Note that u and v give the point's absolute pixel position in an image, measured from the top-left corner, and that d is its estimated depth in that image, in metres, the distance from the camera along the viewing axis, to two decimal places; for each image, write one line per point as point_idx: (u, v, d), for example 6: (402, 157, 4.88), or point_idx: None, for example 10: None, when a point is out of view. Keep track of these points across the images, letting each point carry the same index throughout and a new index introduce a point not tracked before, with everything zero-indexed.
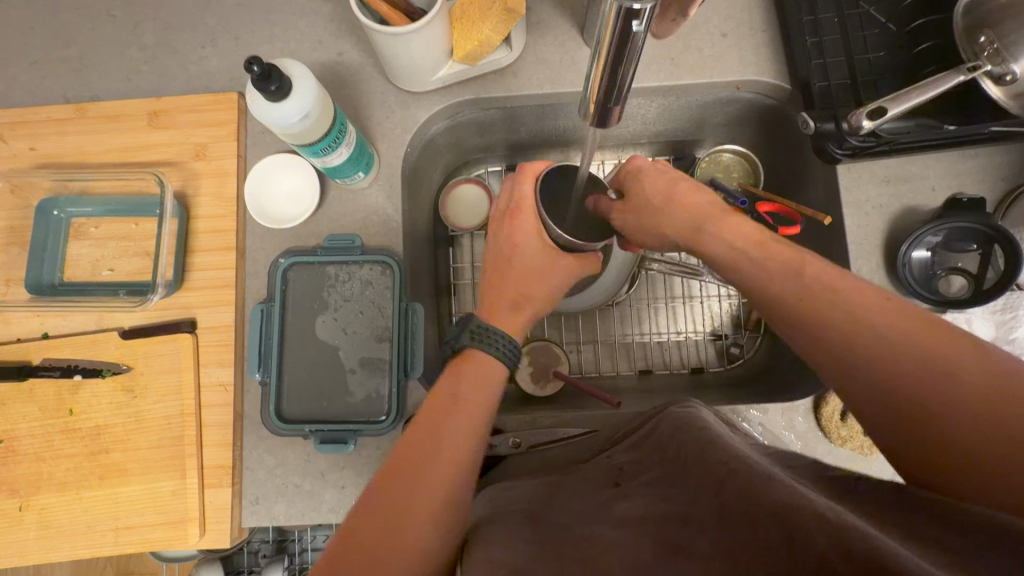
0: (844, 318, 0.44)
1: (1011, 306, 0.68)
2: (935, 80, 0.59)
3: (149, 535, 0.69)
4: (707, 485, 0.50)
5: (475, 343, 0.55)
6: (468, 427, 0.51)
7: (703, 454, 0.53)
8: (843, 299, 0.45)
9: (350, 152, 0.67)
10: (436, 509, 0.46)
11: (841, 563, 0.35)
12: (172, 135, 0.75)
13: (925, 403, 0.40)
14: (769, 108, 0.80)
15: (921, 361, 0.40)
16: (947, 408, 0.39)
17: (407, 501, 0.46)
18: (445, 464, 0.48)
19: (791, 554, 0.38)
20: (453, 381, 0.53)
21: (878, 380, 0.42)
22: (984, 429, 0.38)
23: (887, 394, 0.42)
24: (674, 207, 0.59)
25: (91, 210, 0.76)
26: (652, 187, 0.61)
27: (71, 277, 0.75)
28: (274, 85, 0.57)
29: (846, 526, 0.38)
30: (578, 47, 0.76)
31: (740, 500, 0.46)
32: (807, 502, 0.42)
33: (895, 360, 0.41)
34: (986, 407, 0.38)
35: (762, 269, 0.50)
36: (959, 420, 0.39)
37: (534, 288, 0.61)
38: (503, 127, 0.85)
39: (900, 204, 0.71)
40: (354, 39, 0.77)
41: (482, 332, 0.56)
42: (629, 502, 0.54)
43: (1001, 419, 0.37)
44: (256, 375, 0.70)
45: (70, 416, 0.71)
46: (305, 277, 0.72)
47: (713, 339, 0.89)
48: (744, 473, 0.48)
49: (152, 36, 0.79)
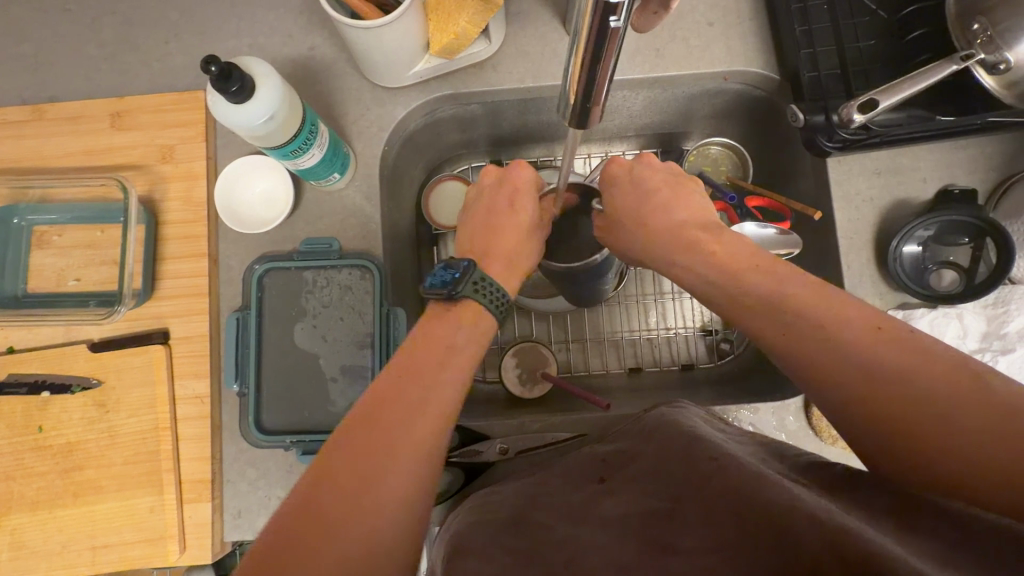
0: (815, 324, 0.43)
1: (1003, 301, 0.66)
2: (926, 70, 0.57)
3: (128, 553, 0.67)
4: (694, 483, 0.49)
5: (472, 289, 0.53)
6: (458, 378, 0.48)
7: (690, 451, 0.52)
8: (809, 307, 0.44)
9: (323, 153, 0.64)
10: (422, 453, 0.43)
11: (832, 564, 0.34)
12: (136, 137, 0.72)
13: (905, 405, 0.38)
14: (757, 99, 0.78)
15: (897, 361, 0.39)
16: (927, 408, 0.37)
17: (366, 486, 0.40)
18: (433, 406, 0.45)
19: (780, 556, 0.37)
20: (446, 329, 0.51)
21: (854, 386, 0.40)
22: (964, 424, 0.36)
23: (864, 398, 0.40)
24: (659, 220, 0.55)
25: (54, 217, 0.72)
26: (625, 198, 0.57)
27: (34, 288, 0.71)
28: (234, 85, 0.54)
29: (838, 527, 0.36)
30: (560, 38, 0.73)
31: (729, 499, 0.45)
32: (796, 499, 0.41)
33: (879, 366, 0.40)
34: (965, 402, 0.36)
35: (734, 291, 0.49)
36: (950, 427, 0.37)
37: (516, 245, 0.59)
38: (485, 122, 0.82)
39: (891, 196, 0.69)
40: (325, 33, 0.74)
41: (488, 286, 0.54)
42: (616, 503, 0.53)
43: (982, 414, 0.36)
44: (233, 387, 0.68)
45: (39, 433, 0.69)
46: (281, 282, 0.69)
47: (703, 334, 0.88)
48: (732, 470, 0.47)
49: (111, 32, 0.75)
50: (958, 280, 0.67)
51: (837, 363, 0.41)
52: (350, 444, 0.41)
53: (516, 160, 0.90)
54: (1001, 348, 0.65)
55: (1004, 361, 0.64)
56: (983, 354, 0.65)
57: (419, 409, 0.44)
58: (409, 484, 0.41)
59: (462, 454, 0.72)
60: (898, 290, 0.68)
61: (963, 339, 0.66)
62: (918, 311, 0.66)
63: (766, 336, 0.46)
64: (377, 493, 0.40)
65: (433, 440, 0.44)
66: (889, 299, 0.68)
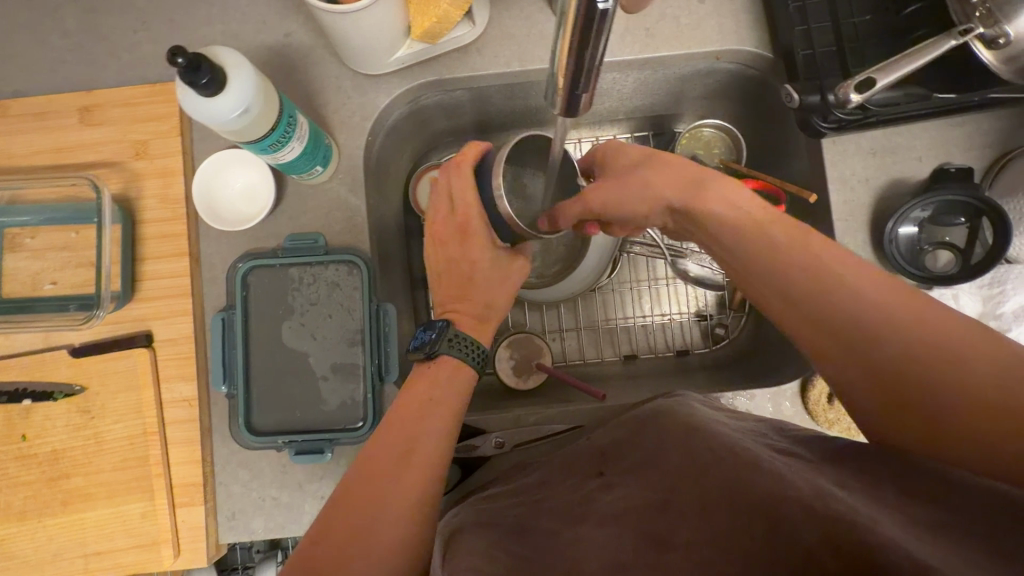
0: (845, 292, 0.43)
1: (999, 281, 0.66)
2: (923, 47, 0.56)
3: (121, 559, 0.66)
4: (685, 473, 0.48)
5: (450, 351, 0.56)
6: (443, 432, 0.52)
7: (684, 440, 0.51)
8: (841, 276, 0.43)
9: (304, 145, 0.61)
10: (410, 503, 0.46)
11: (828, 556, 0.34)
12: (108, 133, 0.69)
13: (910, 369, 0.40)
14: (751, 78, 0.76)
15: (924, 330, 0.40)
16: (945, 378, 0.39)
17: (362, 536, 0.44)
18: (419, 462, 0.49)
19: (769, 549, 0.37)
20: (430, 386, 0.54)
21: (867, 350, 0.42)
22: (978, 393, 0.38)
23: (881, 365, 0.41)
24: (663, 163, 0.54)
25: (26, 219, 0.69)
26: (630, 155, 0.56)
27: (10, 293, 0.69)
28: (204, 78, 0.51)
29: (835, 510, 0.36)
30: (546, 19, 0.71)
31: (719, 488, 0.44)
32: (787, 487, 0.40)
33: (887, 328, 0.41)
34: (971, 366, 0.38)
35: (748, 254, 0.48)
36: (951, 392, 0.38)
37: (494, 296, 0.62)
38: (472, 109, 0.80)
39: (887, 176, 0.68)
40: (301, 18, 0.71)
41: (461, 341, 0.57)
42: (611, 494, 0.51)
43: (997, 384, 0.37)
44: (221, 389, 0.66)
45: (24, 442, 0.67)
46: (266, 281, 0.67)
47: (697, 319, 0.87)
48: (721, 461, 0.46)
49: (75, 22, 0.71)
50: (953, 260, 0.66)
51: (848, 326, 0.42)
52: (349, 493, 0.47)
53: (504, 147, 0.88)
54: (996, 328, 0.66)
55: None
56: None
57: (405, 464, 0.48)
58: (402, 530, 0.46)
59: (458, 450, 0.71)
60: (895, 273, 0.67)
61: None
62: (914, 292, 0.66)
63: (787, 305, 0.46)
64: (366, 542, 0.44)
65: (420, 488, 0.48)
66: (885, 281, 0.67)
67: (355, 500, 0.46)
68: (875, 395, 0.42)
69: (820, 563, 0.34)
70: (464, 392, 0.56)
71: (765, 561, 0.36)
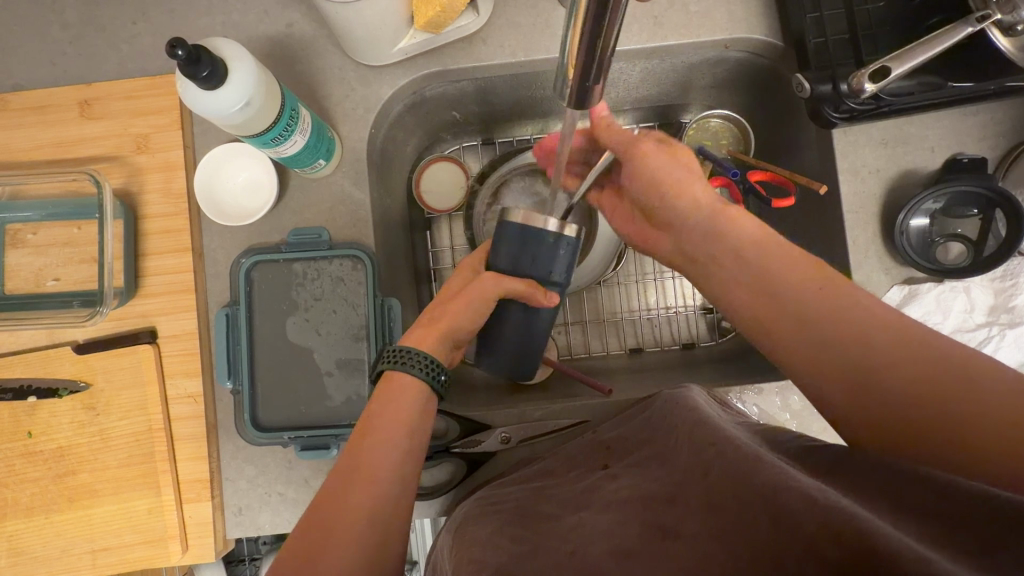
0: (786, 304, 0.44)
1: (1011, 274, 0.66)
2: (940, 34, 0.54)
3: (128, 554, 0.66)
4: (694, 465, 0.47)
5: (392, 364, 0.53)
6: (395, 445, 0.48)
7: (692, 434, 0.50)
8: (786, 261, 0.46)
9: (307, 139, 0.61)
10: (360, 527, 0.44)
11: (831, 548, 0.33)
12: (108, 126, 0.68)
13: (854, 359, 0.40)
14: (760, 68, 0.74)
15: (852, 337, 0.40)
16: (872, 390, 0.39)
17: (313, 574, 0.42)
18: (370, 482, 0.46)
19: (775, 534, 0.37)
20: (378, 406, 0.51)
21: (818, 335, 0.42)
22: (931, 389, 0.36)
23: (834, 364, 0.41)
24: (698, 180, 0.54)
25: (28, 215, 0.69)
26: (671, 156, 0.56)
27: (13, 290, 0.68)
28: (205, 70, 0.51)
29: (831, 504, 0.35)
30: (552, 8, 0.69)
31: (726, 479, 0.43)
32: (790, 477, 0.39)
33: (822, 318, 0.42)
34: (921, 358, 0.37)
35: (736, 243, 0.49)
36: (901, 384, 0.38)
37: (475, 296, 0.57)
38: (477, 100, 0.78)
39: (898, 167, 0.67)
40: (304, 8, 0.69)
41: (400, 354, 0.53)
42: (617, 483, 0.51)
43: (950, 383, 0.36)
44: (226, 384, 0.66)
45: (29, 438, 0.67)
46: (270, 276, 0.66)
47: (704, 312, 0.86)
48: (728, 454, 0.45)
49: (74, 13, 0.70)
50: (964, 253, 0.65)
51: (793, 316, 0.44)
52: (301, 530, 0.44)
53: (509, 139, 0.86)
54: (1008, 322, 0.65)
55: (1011, 334, 0.65)
56: (990, 328, 0.65)
57: (355, 487, 0.46)
58: (352, 555, 0.43)
59: (463, 445, 0.71)
60: (904, 265, 0.66)
61: (970, 314, 0.66)
62: (924, 286, 0.66)
63: (739, 305, 0.48)
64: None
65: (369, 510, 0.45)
66: (895, 274, 0.66)
67: (306, 535, 0.44)
68: (834, 387, 0.41)
69: (822, 559, 0.33)
70: (421, 404, 0.52)
71: (767, 544, 0.36)
